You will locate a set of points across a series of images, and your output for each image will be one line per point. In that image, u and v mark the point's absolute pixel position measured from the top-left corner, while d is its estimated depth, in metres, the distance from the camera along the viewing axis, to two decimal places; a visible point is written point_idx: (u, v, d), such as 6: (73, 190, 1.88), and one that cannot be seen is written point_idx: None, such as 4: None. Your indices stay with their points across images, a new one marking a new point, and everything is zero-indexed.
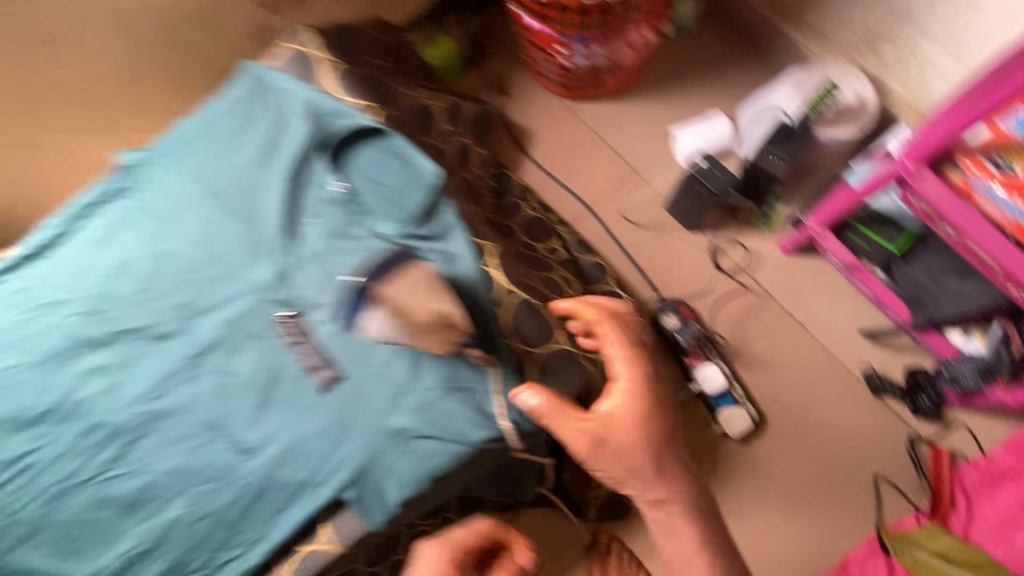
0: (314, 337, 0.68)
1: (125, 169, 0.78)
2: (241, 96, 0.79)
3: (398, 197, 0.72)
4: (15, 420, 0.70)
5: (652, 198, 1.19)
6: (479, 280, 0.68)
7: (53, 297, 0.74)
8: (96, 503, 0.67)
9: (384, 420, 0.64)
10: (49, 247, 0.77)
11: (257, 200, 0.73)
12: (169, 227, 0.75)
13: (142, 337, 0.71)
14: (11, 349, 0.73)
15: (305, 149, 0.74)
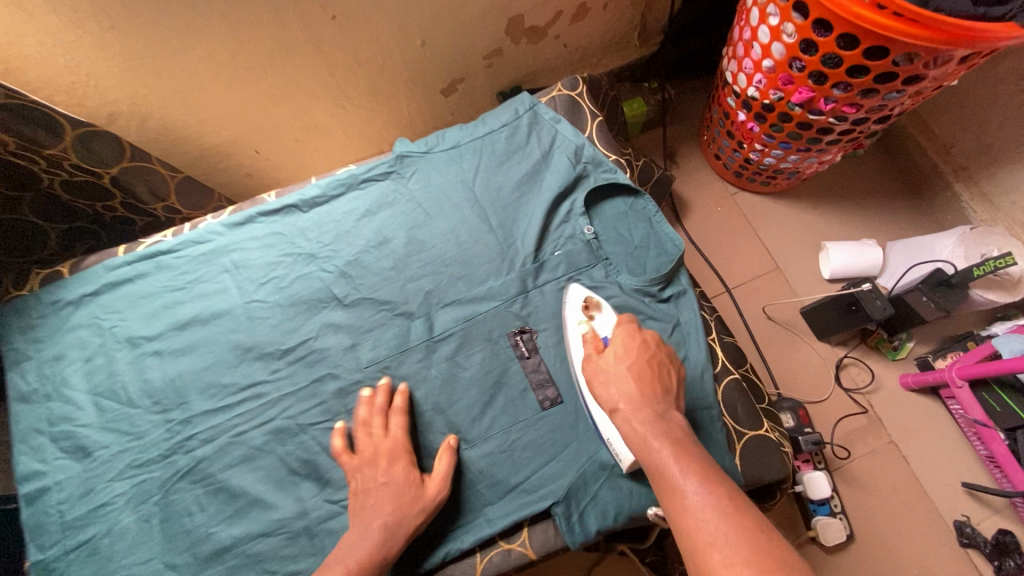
0: (541, 355, 0.76)
1: (396, 156, 0.86)
2: (515, 121, 0.87)
3: (640, 257, 0.81)
4: (255, 350, 0.77)
5: (790, 299, 1.28)
6: (702, 352, 0.74)
7: (309, 249, 0.82)
8: (315, 446, 0.73)
9: (597, 448, 0.71)
10: (311, 202, 0.84)
11: (514, 222, 0.83)
12: (427, 219, 0.83)
13: (385, 310, 0.79)
14: (262, 285, 0.80)
15: (567, 188, 0.83)
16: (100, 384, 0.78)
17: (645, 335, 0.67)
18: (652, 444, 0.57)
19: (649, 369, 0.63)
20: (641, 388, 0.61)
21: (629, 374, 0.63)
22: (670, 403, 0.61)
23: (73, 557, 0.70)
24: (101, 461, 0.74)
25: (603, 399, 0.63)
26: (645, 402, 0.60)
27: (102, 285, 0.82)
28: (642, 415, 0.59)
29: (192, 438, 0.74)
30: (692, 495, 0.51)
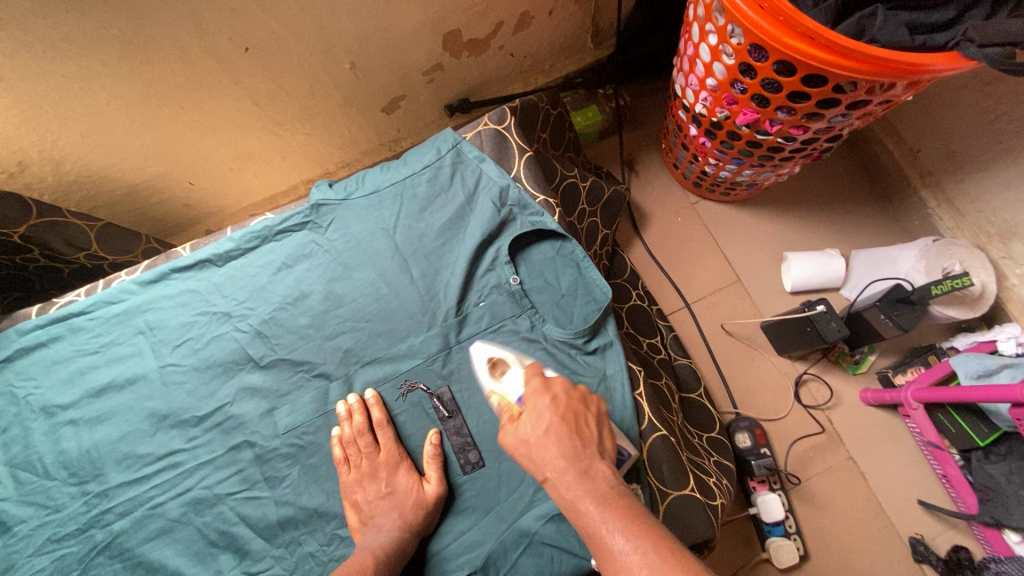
0: (464, 415, 0.74)
1: (312, 204, 0.81)
2: (437, 162, 0.82)
3: (568, 305, 0.78)
4: (171, 418, 0.75)
5: (750, 314, 1.25)
6: (628, 409, 0.72)
7: (224, 308, 0.79)
8: (234, 516, 0.72)
9: (521, 513, 0.69)
10: (225, 256, 0.81)
11: (437, 272, 0.79)
12: (346, 272, 0.79)
13: (303, 370, 0.77)
14: (177, 347, 0.78)
15: (491, 234, 0.79)
16: (16, 456, 0.76)
17: (557, 390, 0.63)
18: (581, 510, 0.52)
19: (565, 426, 0.59)
20: (566, 447, 0.56)
21: (550, 438, 0.58)
22: (594, 455, 0.56)
23: None
24: (19, 538, 0.72)
25: (532, 461, 0.58)
26: (572, 461, 0.56)
27: (13, 350, 0.79)
28: (569, 476, 0.54)
29: (109, 511, 0.73)
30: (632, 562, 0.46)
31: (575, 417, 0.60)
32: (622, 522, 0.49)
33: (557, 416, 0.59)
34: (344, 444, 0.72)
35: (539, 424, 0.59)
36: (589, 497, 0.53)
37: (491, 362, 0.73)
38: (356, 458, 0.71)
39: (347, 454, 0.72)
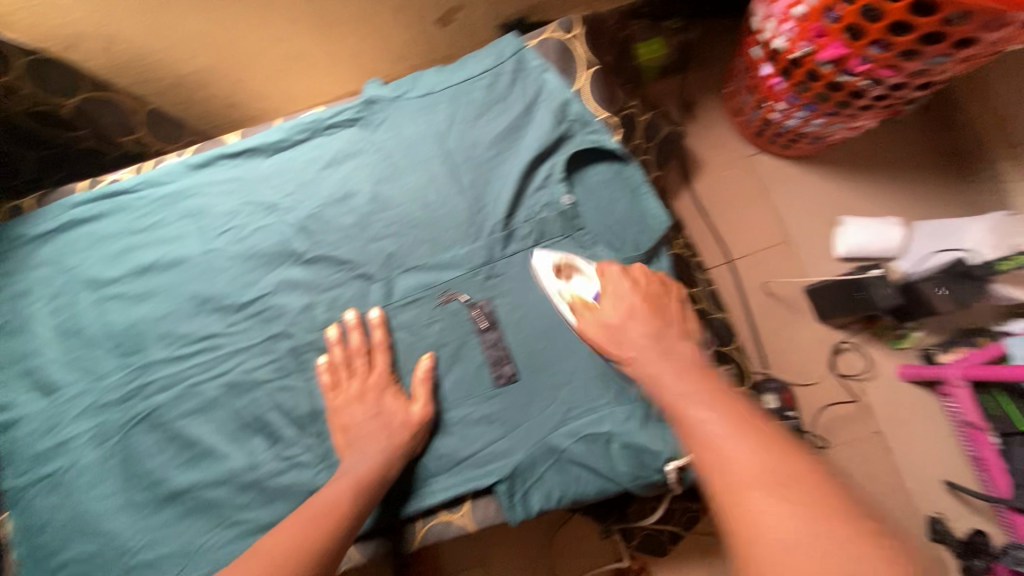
0: (502, 329, 0.73)
1: (364, 101, 0.78)
2: (498, 68, 0.77)
3: (620, 230, 0.74)
4: (212, 302, 0.76)
5: (794, 276, 1.20)
6: None
7: (269, 199, 0.78)
8: (267, 402, 0.73)
9: (550, 430, 0.69)
10: (274, 147, 0.79)
11: (487, 184, 0.76)
12: (395, 175, 0.77)
13: (344, 270, 0.76)
14: (221, 234, 0.77)
15: (547, 149, 0.75)
16: (65, 323, 0.78)
17: (636, 275, 0.67)
18: (663, 385, 0.56)
19: (646, 308, 0.63)
20: (650, 327, 0.62)
21: (635, 320, 0.62)
22: (676, 336, 0.61)
23: (44, 487, 0.74)
24: (68, 399, 0.76)
25: (610, 335, 0.63)
26: (657, 341, 0.61)
27: (62, 223, 0.80)
28: (655, 353, 0.59)
29: (150, 384, 0.74)
30: (714, 428, 0.49)
31: (655, 300, 0.65)
32: (704, 395, 0.52)
33: (640, 299, 0.64)
34: (332, 369, 0.72)
35: (624, 301, 0.64)
36: (671, 371, 0.57)
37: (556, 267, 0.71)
38: (344, 381, 0.71)
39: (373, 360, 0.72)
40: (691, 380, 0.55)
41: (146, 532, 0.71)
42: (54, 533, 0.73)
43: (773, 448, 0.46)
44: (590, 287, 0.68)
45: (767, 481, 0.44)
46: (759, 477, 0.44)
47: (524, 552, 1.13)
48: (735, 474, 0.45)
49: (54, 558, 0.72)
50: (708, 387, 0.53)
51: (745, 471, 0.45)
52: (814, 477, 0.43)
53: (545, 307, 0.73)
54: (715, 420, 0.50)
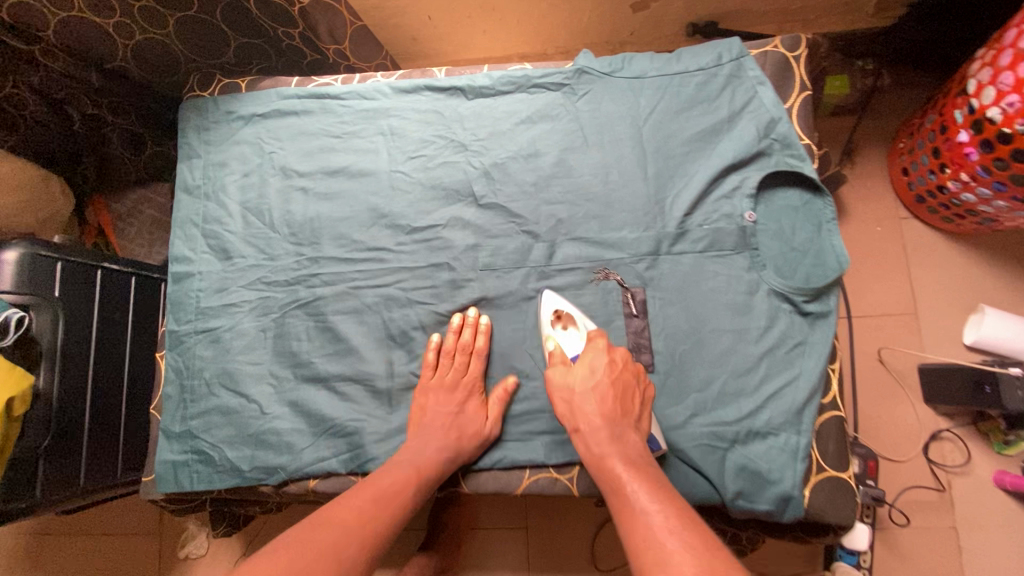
0: (649, 320, 0.74)
1: (576, 69, 0.80)
2: (715, 68, 0.78)
3: (794, 259, 0.74)
4: (388, 219, 0.81)
5: (912, 349, 1.17)
6: (817, 380, 0.70)
7: (461, 139, 0.82)
8: (417, 322, 0.79)
9: (671, 426, 0.71)
10: (478, 91, 0.82)
11: (672, 177, 0.77)
12: (584, 145, 0.79)
13: (513, 223, 0.79)
14: (410, 160, 0.83)
15: (742, 160, 0.75)
16: (250, 200, 0.85)
17: (615, 354, 0.70)
18: (608, 464, 0.63)
19: (613, 390, 0.67)
20: (609, 407, 0.66)
21: (594, 395, 0.67)
22: (628, 426, 0.66)
23: (201, 338, 0.81)
24: (238, 269, 0.82)
25: (567, 417, 0.68)
26: (609, 421, 0.66)
27: (271, 109, 0.87)
28: (602, 434, 0.65)
29: (316, 276, 0.81)
30: (644, 504, 0.58)
31: (621, 387, 0.68)
32: (635, 476, 0.61)
33: (608, 379, 0.68)
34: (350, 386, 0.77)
35: (584, 391, 0.68)
36: (617, 456, 0.63)
37: (557, 313, 0.75)
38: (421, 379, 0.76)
39: (437, 360, 0.76)
40: (628, 458, 0.63)
41: (282, 405, 0.78)
42: (201, 380, 0.80)
43: (680, 513, 0.56)
44: (570, 339, 0.74)
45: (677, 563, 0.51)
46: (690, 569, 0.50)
47: (573, 529, 1.20)
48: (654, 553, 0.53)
49: (197, 402, 0.79)
50: (639, 466, 0.62)
51: (662, 551, 0.53)
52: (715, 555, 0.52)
53: (698, 310, 0.74)
54: (646, 501, 0.58)
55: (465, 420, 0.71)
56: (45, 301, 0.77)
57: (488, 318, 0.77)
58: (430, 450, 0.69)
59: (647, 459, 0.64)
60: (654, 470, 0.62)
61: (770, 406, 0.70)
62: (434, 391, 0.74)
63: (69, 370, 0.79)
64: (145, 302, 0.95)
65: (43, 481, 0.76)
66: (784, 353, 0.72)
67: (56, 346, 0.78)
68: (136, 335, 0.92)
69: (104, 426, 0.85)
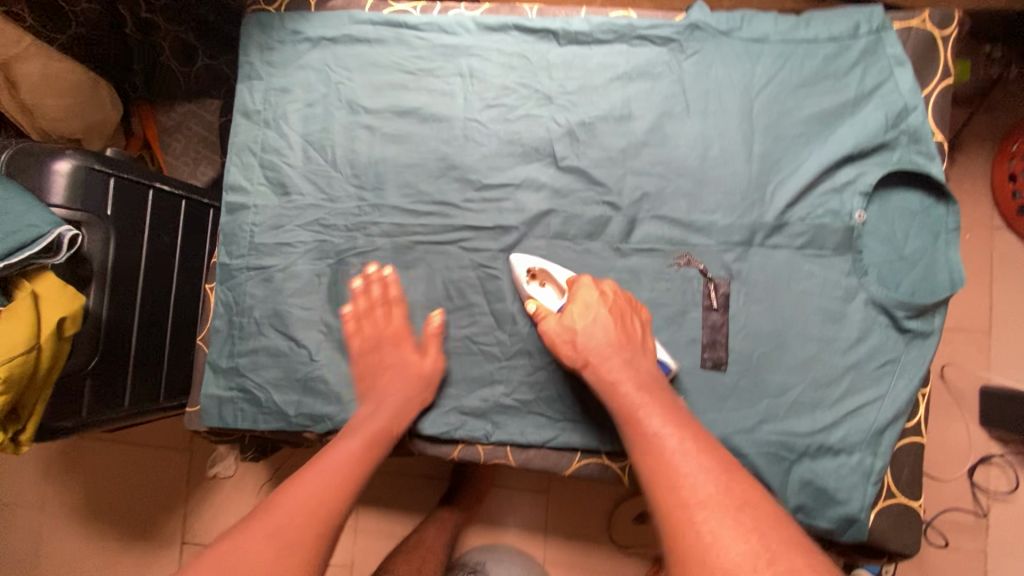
0: (729, 315, 0.69)
1: (689, 24, 0.71)
2: (848, 41, 0.69)
3: (901, 269, 0.68)
4: (458, 172, 0.75)
5: (977, 369, 1.10)
6: (905, 403, 0.65)
7: (547, 90, 0.74)
8: (479, 286, 0.74)
9: (736, 429, 0.67)
10: (572, 37, 0.74)
11: (778, 161, 0.69)
12: (685, 113, 0.71)
13: (594, 191, 0.73)
14: (489, 108, 0.75)
15: (862, 151, 0.67)
16: (313, 134, 0.79)
17: (604, 288, 0.67)
18: (621, 392, 0.59)
19: (614, 317, 0.64)
20: (615, 337, 0.63)
21: (597, 326, 0.63)
22: (638, 352, 0.63)
23: (253, 275, 0.78)
24: (296, 207, 0.78)
25: (574, 353, 0.64)
26: (618, 349, 0.62)
27: (341, 34, 0.79)
28: (613, 362, 0.61)
29: (377, 225, 0.76)
30: (660, 431, 0.54)
31: (623, 314, 0.65)
32: (648, 403, 0.57)
33: (607, 309, 0.64)
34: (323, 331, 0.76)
35: (593, 317, 0.64)
36: (629, 381, 0.60)
37: (531, 272, 0.71)
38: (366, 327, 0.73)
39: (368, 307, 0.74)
40: (639, 383, 0.59)
41: (333, 354, 0.75)
42: (251, 318, 0.77)
43: (700, 443, 0.53)
44: (554, 299, 0.70)
45: (706, 499, 0.47)
46: (722, 496, 0.47)
47: (589, 503, 1.18)
48: (679, 486, 0.49)
49: (247, 339, 0.77)
50: (652, 389, 0.59)
51: (686, 486, 0.49)
52: (741, 490, 0.48)
53: (785, 311, 0.68)
54: (659, 427, 0.54)
55: (402, 362, 0.71)
56: (99, 220, 0.74)
57: (389, 267, 0.75)
58: (389, 403, 0.69)
59: (661, 383, 0.61)
60: (668, 394, 0.59)
61: (847, 422, 0.66)
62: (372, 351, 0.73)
63: (119, 292, 0.77)
64: (194, 230, 0.91)
65: (90, 401, 0.75)
66: (873, 369, 0.67)
67: (107, 267, 0.75)
68: (184, 262, 0.89)
69: (149, 350, 0.84)
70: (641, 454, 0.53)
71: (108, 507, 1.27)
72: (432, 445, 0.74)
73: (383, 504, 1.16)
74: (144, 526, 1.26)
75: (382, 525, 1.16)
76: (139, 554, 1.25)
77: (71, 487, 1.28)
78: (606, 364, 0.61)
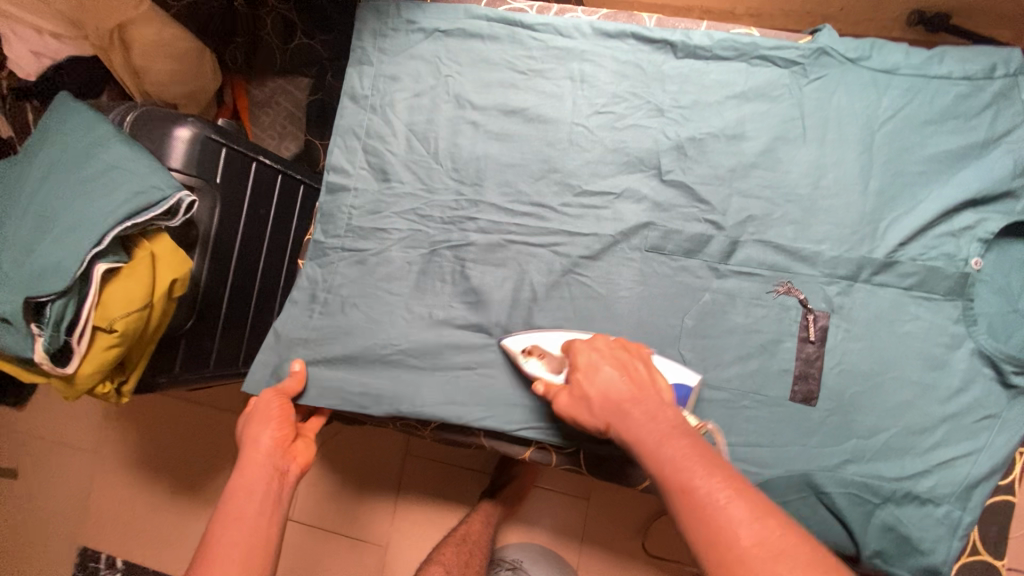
0: (824, 349, 0.68)
1: (815, 48, 0.70)
2: (983, 81, 0.66)
3: (1010, 322, 0.66)
4: (559, 175, 0.75)
5: None
6: (1004, 460, 0.63)
7: (659, 102, 0.74)
8: (567, 291, 0.74)
9: (820, 466, 0.66)
10: (689, 52, 0.73)
11: (894, 198, 0.67)
12: (801, 139, 0.70)
13: (696, 208, 0.72)
14: (597, 114, 0.75)
15: (986, 196, 0.65)
16: (418, 123, 0.80)
17: (598, 342, 0.65)
18: (646, 446, 0.51)
19: (620, 370, 0.60)
20: (626, 389, 0.57)
21: (607, 384, 0.58)
22: (654, 400, 0.56)
23: (346, 256, 0.79)
24: (394, 193, 0.79)
25: (596, 411, 0.58)
26: (634, 401, 0.56)
27: (455, 27, 0.80)
28: (632, 417, 0.54)
29: (472, 220, 0.77)
30: (704, 488, 0.44)
31: (626, 363, 0.61)
32: (690, 458, 0.47)
33: (609, 364, 0.61)
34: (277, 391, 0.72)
35: (598, 374, 0.60)
36: (655, 433, 0.51)
37: (529, 350, 0.70)
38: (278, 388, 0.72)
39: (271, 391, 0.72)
40: (663, 434, 0.51)
41: (415, 343, 0.77)
42: (340, 297, 0.79)
43: (744, 489, 0.44)
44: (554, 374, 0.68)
45: (775, 556, 0.39)
46: (762, 548, 0.39)
47: (627, 518, 1.15)
48: (737, 547, 0.40)
49: (333, 317, 0.79)
50: (685, 442, 0.49)
51: (745, 540, 0.40)
52: (808, 547, 0.39)
53: (884, 352, 0.67)
54: (715, 485, 0.44)
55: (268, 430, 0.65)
56: (209, 187, 0.76)
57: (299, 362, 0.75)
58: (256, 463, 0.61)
59: (690, 431, 0.52)
60: (706, 447, 0.50)
61: (938, 472, 0.64)
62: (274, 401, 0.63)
63: (218, 258, 0.80)
64: (285, 206, 0.93)
65: (181, 360, 0.78)
66: (972, 421, 0.65)
67: (210, 234, 0.77)
68: (273, 237, 0.91)
69: (235, 317, 0.86)
70: (685, 516, 0.44)
71: (156, 459, 1.29)
72: (506, 443, 0.75)
73: (426, 490, 1.18)
74: (188, 482, 1.27)
75: (421, 510, 1.17)
76: (178, 509, 1.27)
77: (124, 435, 1.30)
78: (633, 420, 0.54)
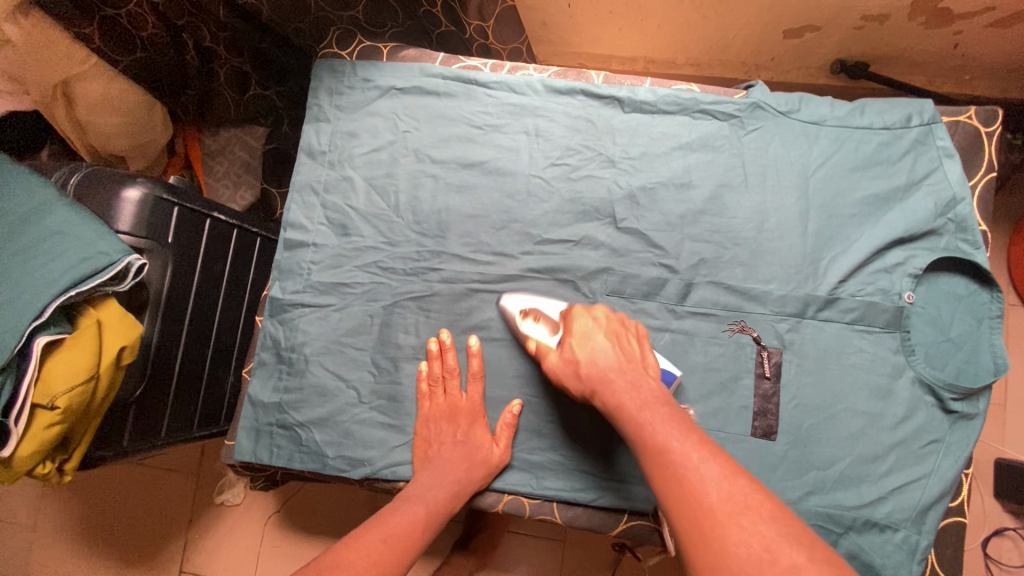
0: (780, 385, 0.71)
1: (750, 102, 0.75)
2: (901, 130, 0.73)
3: (944, 351, 0.71)
4: (519, 225, 0.77)
5: None
6: (951, 483, 0.67)
7: (611, 154, 0.77)
8: None
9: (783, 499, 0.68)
10: (636, 106, 0.78)
11: (831, 239, 0.72)
12: (744, 186, 0.74)
13: (651, 253, 0.75)
14: (553, 166, 0.78)
15: (913, 235, 0.71)
16: (377, 177, 0.80)
17: (596, 312, 0.69)
18: (630, 411, 0.57)
19: (615, 342, 0.65)
20: (617, 363, 0.62)
21: (599, 355, 0.64)
22: (642, 373, 0.61)
23: (307, 312, 0.78)
24: (355, 247, 0.79)
25: (579, 378, 0.64)
26: (621, 372, 0.61)
27: (411, 85, 0.82)
28: (616, 386, 0.60)
29: (435, 271, 0.78)
30: (681, 450, 0.50)
31: (620, 337, 0.66)
32: (669, 424, 0.53)
33: (604, 335, 0.65)
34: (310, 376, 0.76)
35: (592, 344, 0.65)
36: (635, 402, 0.57)
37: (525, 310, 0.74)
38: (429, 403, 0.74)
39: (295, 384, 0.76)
40: (647, 406, 0.56)
41: (381, 398, 0.76)
42: (301, 354, 0.77)
43: (720, 455, 0.49)
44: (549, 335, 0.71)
45: (745, 508, 0.43)
46: (730, 502, 0.44)
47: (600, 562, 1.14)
48: (707, 501, 0.45)
49: (295, 375, 0.77)
50: (663, 410, 0.55)
51: (716, 495, 0.45)
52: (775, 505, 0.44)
53: (834, 384, 0.70)
54: (690, 446, 0.50)
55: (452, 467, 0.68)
56: (160, 247, 0.74)
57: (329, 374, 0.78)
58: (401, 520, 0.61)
59: (673, 403, 0.58)
60: (683, 415, 0.55)
61: (892, 498, 0.67)
62: (436, 421, 0.72)
63: (170, 319, 0.77)
64: (242, 260, 0.91)
65: (131, 429, 0.74)
66: (919, 446, 0.68)
67: (162, 294, 0.75)
68: (229, 293, 0.89)
69: (190, 378, 0.83)
70: (659, 471, 0.50)
71: (103, 530, 1.20)
72: (478, 496, 0.74)
73: None
74: (138, 552, 1.18)
75: None
76: None
77: (66, 508, 1.21)
78: (614, 390, 0.60)
